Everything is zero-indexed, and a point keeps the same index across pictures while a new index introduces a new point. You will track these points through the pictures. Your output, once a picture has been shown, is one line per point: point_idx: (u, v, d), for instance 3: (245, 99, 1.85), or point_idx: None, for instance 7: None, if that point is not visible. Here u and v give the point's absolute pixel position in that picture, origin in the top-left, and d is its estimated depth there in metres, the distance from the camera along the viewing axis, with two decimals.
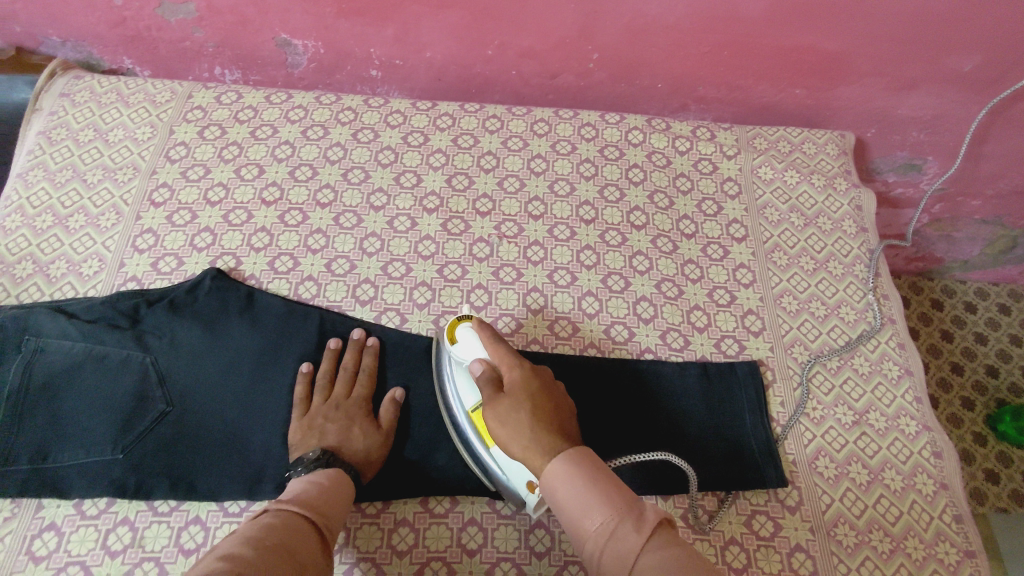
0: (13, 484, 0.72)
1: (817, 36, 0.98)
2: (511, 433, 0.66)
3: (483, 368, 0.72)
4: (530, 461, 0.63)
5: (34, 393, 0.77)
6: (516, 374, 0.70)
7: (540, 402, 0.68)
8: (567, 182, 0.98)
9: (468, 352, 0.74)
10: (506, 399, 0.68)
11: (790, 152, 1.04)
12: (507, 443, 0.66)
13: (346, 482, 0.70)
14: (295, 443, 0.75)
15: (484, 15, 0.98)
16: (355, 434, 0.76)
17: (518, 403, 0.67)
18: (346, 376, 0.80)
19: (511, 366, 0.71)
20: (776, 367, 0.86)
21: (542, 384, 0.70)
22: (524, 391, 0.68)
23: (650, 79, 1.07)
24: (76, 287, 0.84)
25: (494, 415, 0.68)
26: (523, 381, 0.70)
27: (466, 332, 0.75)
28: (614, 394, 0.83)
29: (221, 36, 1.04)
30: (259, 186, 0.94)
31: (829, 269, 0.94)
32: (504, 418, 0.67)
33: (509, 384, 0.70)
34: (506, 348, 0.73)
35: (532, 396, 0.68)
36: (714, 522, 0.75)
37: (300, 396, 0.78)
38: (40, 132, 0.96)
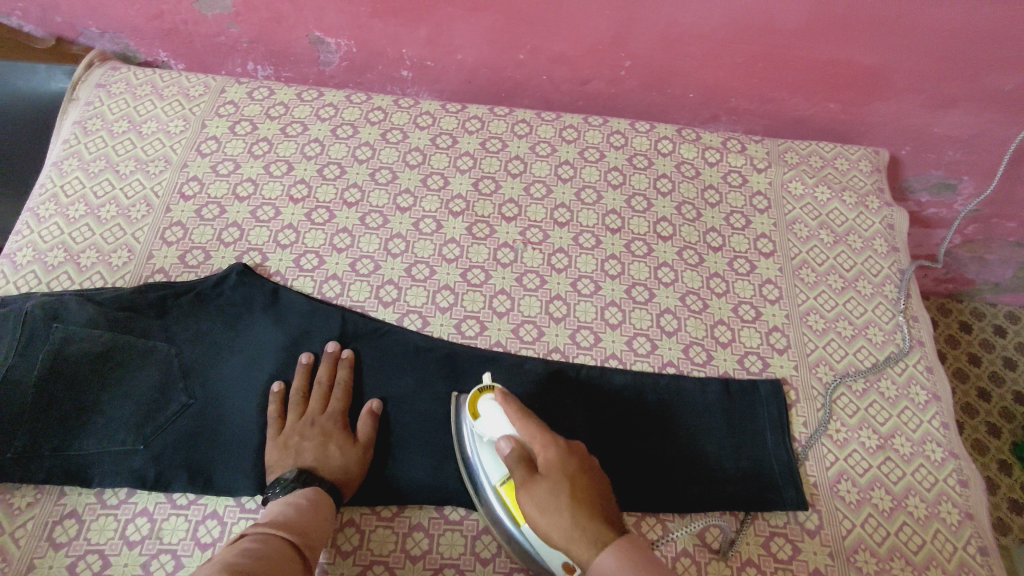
0: (37, 471, 0.72)
1: (855, 50, 0.96)
2: (552, 522, 0.60)
3: (511, 446, 0.66)
4: (575, 551, 0.59)
5: (60, 380, 0.77)
6: (551, 453, 0.65)
7: (581, 486, 0.62)
8: (594, 190, 0.98)
9: (492, 425, 0.70)
10: (543, 483, 0.62)
11: (822, 168, 1.03)
12: (548, 532, 0.61)
13: (324, 501, 0.69)
14: (272, 463, 0.74)
15: (517, 19, 0.98)
16: (332, 450, 0.75)
17: (557, 487, 0.61)
18: (319, 391, 0.79)
19: (544, 445, 0.65)
20: (799, 386, 0.85)
21: (580, 464, 0.65)
22: (562, 473, 0.63)
23: (682, 89, 1.06)
24: (105, 276, 0.85)
25: (530, 500, 0.62)
26: (560, 462, 0.64)
27: (489, 405, 0.71)
28: (634, 421, 0.81)
29: (255, 32, 1.04)
30: (287, 183, 0.94)
31: (858, 288, 0.93)
32: (543, 505, 0.61)
33: (544, 464, 0.64)
34: (537, 422, 0.68)
35: (571, 479, 0.63)
36: (733, 545, 0.74)
37: (274, 415, 0.77)
38: (76, 122, 0.97)
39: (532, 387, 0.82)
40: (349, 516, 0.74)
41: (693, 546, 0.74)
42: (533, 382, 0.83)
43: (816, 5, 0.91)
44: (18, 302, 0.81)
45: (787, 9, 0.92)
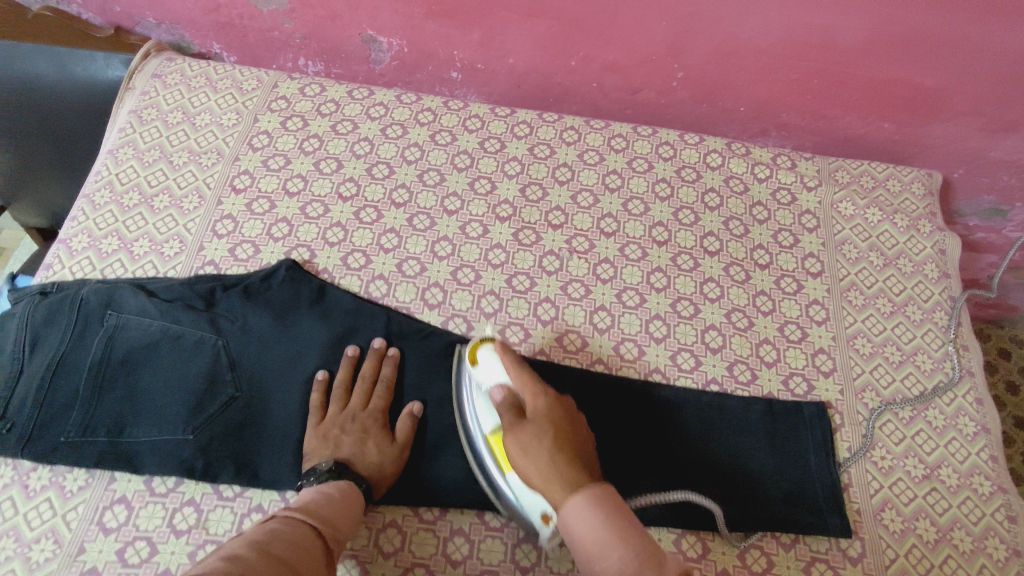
0: (88, 456, 0.73)
1: (915, 71, 0.95)
2: (532, 464, 0.65)
3: (503, 394, 0.72)
4: (550, 494, 0.63)
5: (114, 367, 0.78)
6: (540, 403, 0.70)
7: (563, 434, 0.67)
8: (641, 202, 0.97)
9: (489, 374, 0.74)
10: (530, 429, 0.67)
11: (873, 189, 1.01)
12: (527, 473, 0.66)
13: (355, 495, 0.70)
14: (310, 452, 0.75)
15: (573, 26, 0.97)
16: (369, 446, 0.76)
17: (541, 432, 0.67)
18: (363, 385, 0.80)
19: (534, 394, 0.71)
20: (844, 410, 0.84)
21: (565, 414, 0.70)
22: (548, 421, 0.68)
23: (733, 101, 1.05)
24: (157, 265, 0.86)
25: (515, 442, 0.68)
26: (546, 410, 0.69)
27: (488, 355, 0.75)
28: (642, 416, 0.82)
29: (309, 28, 1.05)
30: (336, 180, 0.95)
31: (907, 313, 0.91)
32: (526, 447, 0.66)
33: (533, 412, 0.69)
34: (528, 373, 0.73)
35: (555, 426, 0.68)
36: (751, 541, 0.75)
37: (316, 404, 0.78)
38: (131, 111, 0.98)
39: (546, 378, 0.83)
40: (391, 517, 0.74)
41: (733, 566, 0.74)
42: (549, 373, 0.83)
43: (879, 24, 0.90)
44: (73, 288, 0.82)
45: (848, 27, 0.91)
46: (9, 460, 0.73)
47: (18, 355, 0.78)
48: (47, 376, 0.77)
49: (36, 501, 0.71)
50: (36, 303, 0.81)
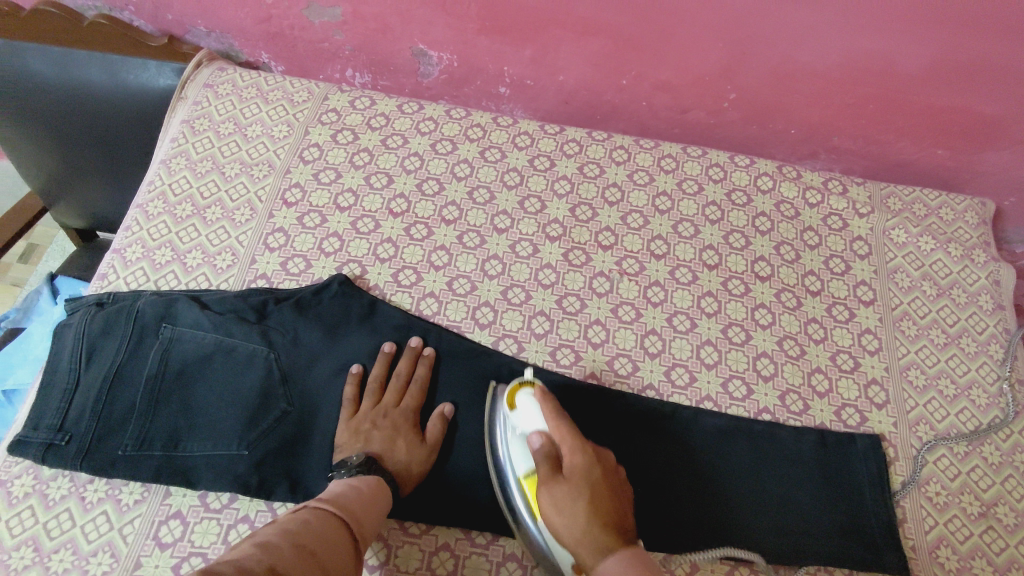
0: (145, 469, 0.74)
1: (975, 99, 0.94)
2: (564, 524, 0.64)
3: (541, 443, 0.68)
4: (580, 556, 0.63)
5: (169, 379, 0.78)
6: (579, 460, 0.67)
7: (600, 494, 0.65)
8: (691, 224, 0.96)
9: (526, 419, 0.72)
10: (565, 488, 0.65)
11: (926, 216, 1.00)
12: (559, 531, 0.65)
13: (383, 493, 0.69)
14: (341, 445, 0.76)
15: (627, 45, 0.97)
16: (399, 445, 0.76)
17: (577, 493, 0.65)
18: (397, 384, 0.81)
19: (572, 449, 0.68)
20: (898, 444, 0.83)
21: (604, 473, 0.67)
22: (584, 481, 0.66)
23: (784, 124, 1.04)
24: (210, 278, 0.87)
25: (548, 498, 0.66)
26: (585, 469, 0.66)
27: (526, 399, 0.73)
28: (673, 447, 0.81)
29: (359, 41, 1.05)
30: (387, 196, 0.95)
31: (961, 345, 0.90)
32: (560, 504, 0.65)
33: (569, 469, 0.67)
34: (569, 424, 0.70)
35: (593, 487, 0.65)
36: None
37: (350, 397, 0.79)
38: (184, 121, 0.99)
39: (594, 403, 0.82)
40: (444, 539, 0.74)
41: None
42: (597, 397, 0.83)
43: (943, 51, 0.89)
44: (129, 301, 0.82)
45: (909, 53, 0.90)
46: (66, 471, 0.74)
47: (74, 365, 0.79)
48: (104, 387, 0.77)
49: (94, 513, 0.72)
50: (93, 314, 0.81)
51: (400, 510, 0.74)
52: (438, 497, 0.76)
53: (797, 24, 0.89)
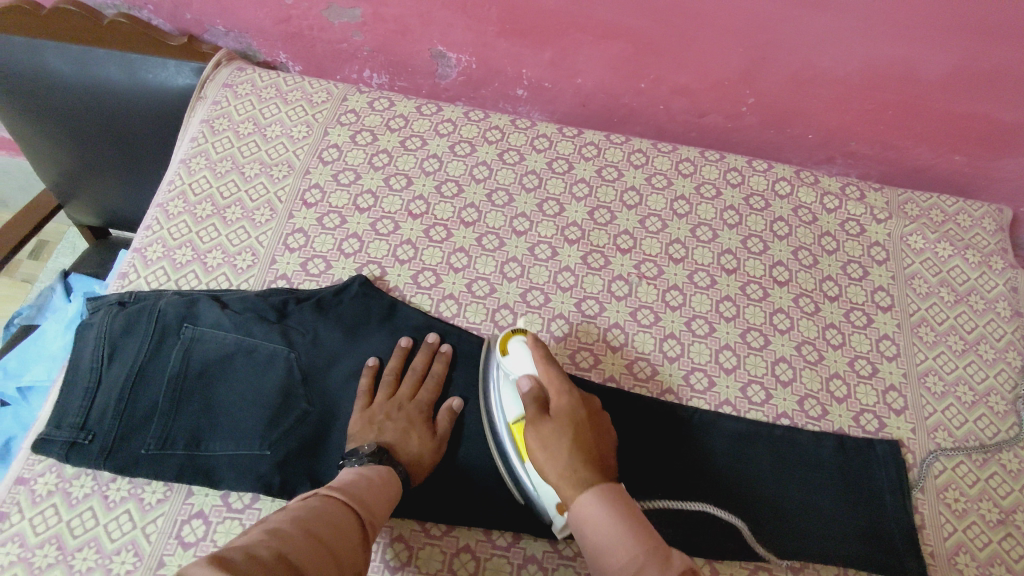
0: (168, 469, 0.74)
1: (995, 107, 0.94)
2: (549, 459, 0.67)
3: (529, 386, 0.73)
4: (562, 488, 0.65)
5: (192, 379, 0.78)
6: (565, 400, 0.71)
7: (584, 433, 0.69)
8: (709, 228, 0.97)
9: (518, 365, 0.76)
10: (551, 425, 0.69)
11: (943, 223, 1.00)
12: (544, 467, 0.67)
13: (393, 484, 0.68)
14: (353, 435, 0.75)
15: (647, 49, 0.97)
16: (412, 436, 0.75)
17: (562, 430, 0.68)
18: (412, 378, 0.81)
19: (559, 391, 0.72)
20: (916, 450, 0.83)
21: (589, 414, 0.71)
22: (569, 419, 0.69)
23: (802, 128, 1.05)
24: (230, 278, 0.87)
25: (535, 437, 0.69)
26: (570, 409, 0.70)
27: (518, 346, 0.77)
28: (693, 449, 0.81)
29: (378, 42, 1.05)
30: (406, 197, 0.95)
31: (979, 352, 0.90)
32: (545, 442, 0.68)
33: (556, 410, 0.70)
34: (557, 369, 0.74)
35: (577, 425, 0.69)
36: None
37: (364, 389, 0.79)
38: (203, 121, 0.99)
39: (612, 403, 0.83)
40: (465, 541, 0.74)
41: None
42: (615, 398, 0.83)
43: (965, 59, 0.89)
44: (151, 300, 0.83)
45: (931, 60, 0.90)
46: (89, 470, 0.74)
47: (97, 363, 0.79)
48: (127, 386, 0.77)
49: (117, 512, 0.72)
50: (114, 313, 0.81)
51: (422, 510, 0.75)
52: (459, 498, 0.76)
53: (819, 29, 0.89)
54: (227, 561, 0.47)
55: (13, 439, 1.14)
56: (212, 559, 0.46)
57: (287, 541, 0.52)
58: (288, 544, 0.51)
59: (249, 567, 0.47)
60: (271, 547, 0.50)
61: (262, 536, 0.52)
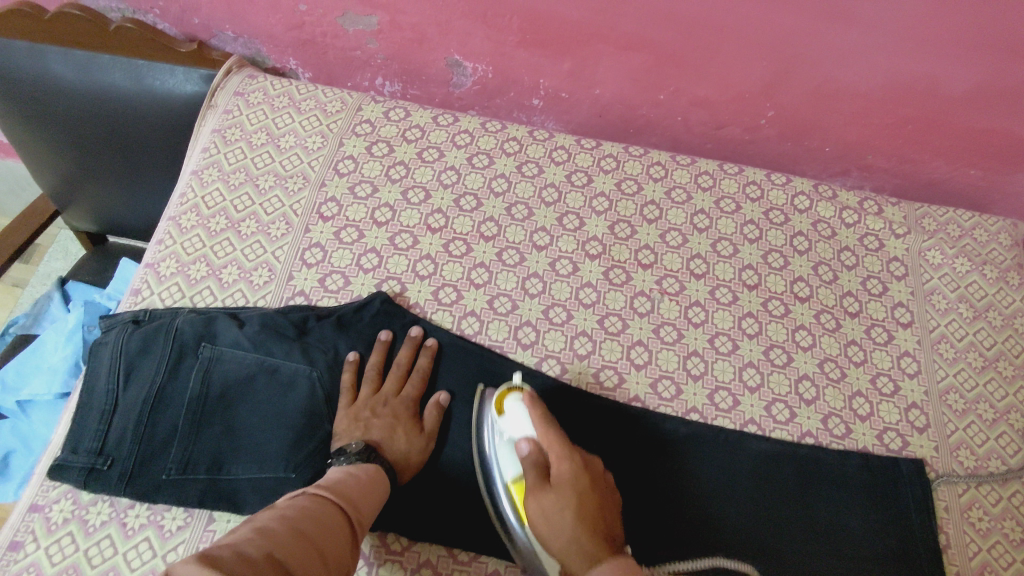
0: (190, 494, 0.72)
1: (1016, 122, 0.95)
2: (552, 530, 0.65)
3: (529, 450, 0.70)
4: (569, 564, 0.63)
5: (212, 401, 0.76)
6: (565, 467, 0.68)
7: (588, 504, 0.66)
8: (730, 243, 0.96)
9: (515, 425, 0.73)
10: (553, 497, 0.66)
11: (960, 238, 1.00)
12: (548, 539, 0.66)
13: (382, 481, 0.69)
14: (340, 432, 0.75)
15: (669, 61, 0.96)
16: (399, 433, 0.76)
17: (564, 502, 0.66)
18: (395, 373, 0.81)
19: (559, 457, 0.69)
20: (940, 468, 0.83)
21: (592, 482, 0.68)
22: (571, 489, 0.67)
23: (819, 141, 1.04)
24: (246, 295, 0.85)
25: (536, 506, 0.67)
26: (572, 478, 0.67)
27: (514, 404, 0.74)
28: (719, 470, 0.81)
29: (393, 50, 1.03)
30: (425, 211, 0.93)
31: (999, 369, 0.90)
32: (547, 512, 0.66)
33: (557, 477, 0.68)
34: (556, 431, 0.71)
35: (580, 495, 0.66)
36: None
37: (348, 384, 0.79)
38: (215, 131, 0.97)
39: (631, 430, 0.82)
40: (493, 566, 0.73)
41: None
42: (636, 425, 0.82)
43: (988, 75, 0.89)
44: (167, 318, 0.81)
45: (953, 76, 0.90)
46: (107, 496, 0.72)
47: (113, 385, 0.77)
48: (145, 409, 0.75)
49: (136, 539, 0.70)
50: (130, 331, 0.79)
51: (449, 536, 0.74)
52: (484, 525, 0.75)
53: (842, 46, 0.89)
54: (216, 562, 0.45)
55: (12, 455, 1.09)
56: (202, 560, 0.45)
57: (278, 540, 0.50)
58: (280, 544, 0.50)
59: (240, 569, 0.45)
60: (263, 545, 0.49)
61: (252, 534, 0.51)
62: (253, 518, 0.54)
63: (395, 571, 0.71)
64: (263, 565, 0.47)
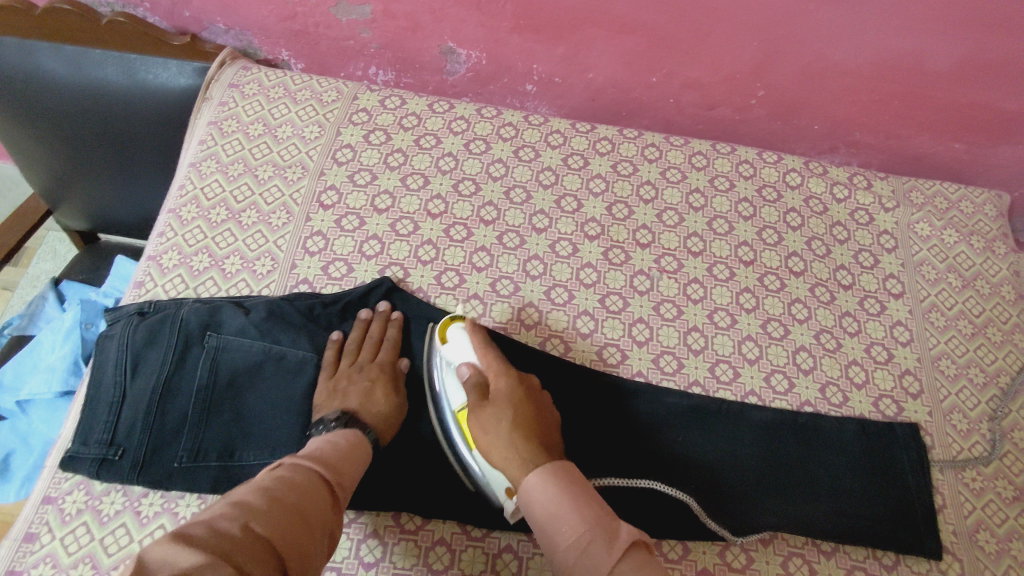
0: (204, 481, 0.73)
1: (998, 96, 0.97)
2: (492, 441, 0.71)
3: (470, 371, 0.77)
4: (509, 469, 0.69)
5: (221, 389, 0.77)
6: (502, 383, 0.76)
7: (524, 412, 0.73)
8: (725, 221, 0.98)
9: (457, 351, 0.79)
10: (490, 409, 0.73)
11: (947, 210, 1.03)
12: (488, 450, 0.72)
13: (362, 446, 0.70)
14: (321, 403, 0.77)
15: (661, 43, 0.97)
16: (377, 397, 0.78)
17: (500, 412, 0.73)
18: (370, 344, 0.83)
19: (496, 374, 0.76)
20: (934, 432, 0.86)
21: (526, 394, 0.75)
22: (507, 401, 0.74)
23: (808, 119, 1.06)
24: (250, 284, 0.85)
25: (476, 421, 0.74)
26: (507, 391, 0.75)
27: (456, 333, 0.80)
28: (726, 440, 0.83)
29: (387, 38, 1.03)
30: (424, 197, 0.94)
31: (988, 335, 0.93)
32: (486, 426, 0.73)
33: (495, 393, 0.75)
34: (494, 353, 0.78)
35: (515, 405, 0.73)
36: (858, 560, 0.77)
37: (329, 359, 0.81)
38: (211, 123, 0.97)
39: (611, 401, 0.84)
40: (506, 541, 0.74)
41: None
42: (631, 397, 0.84)
43: (971, 51, 0.91)
44: (172, 309, 0.81)
45: (939, 52, 0.92)
46: (119, 486, 0.72)
47: (120, 378, 0.77)
48: (154, 398, 0.75)
49: (150, 527, 0.71)
50: (136, 324, 0.80)
51: (460, 513, 0.75)
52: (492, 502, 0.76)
53: (832, 25, 0.91)
54: (193, 540, 0.47)
55: (12, 455, 1.09)
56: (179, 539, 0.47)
57: (257, 512, 0.52)
58: (257, 516, 0.52)
59: (221, 549, 0.47)
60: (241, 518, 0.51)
61: (230, 508, 0.52)
62: (232, 491, 0.56)
63: (410, 549, 0.73)
64: (243, 542, 0.49)
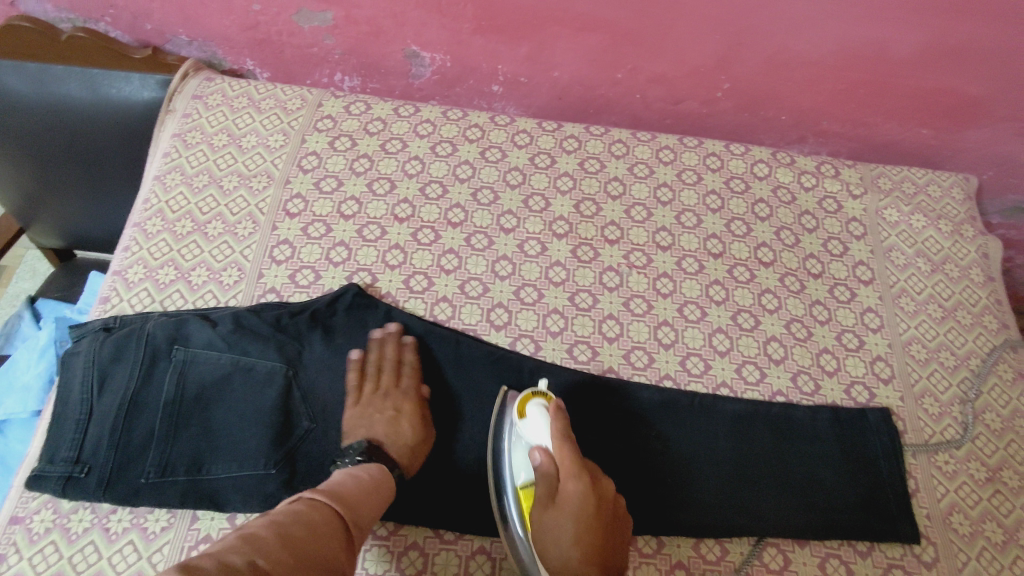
0: (173, 495, 0.73)
1: (960, 81, 0.98)
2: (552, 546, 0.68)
3: (541, 461, 0.69)
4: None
5: (188, 403, 0.77)
6: (572, 487, 0.68)
7: (590, 523, 0.67)
8: (693, 214, 0.98)
9: (534, 433, 0.72)
10: (556, 512, 0.68)
11: (915, 195, 1.03)
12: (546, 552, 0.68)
13: (387, 482, 0.69)
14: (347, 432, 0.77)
15: (624, 39, 0.97)
16: (402, 427, 0.77)
17: (567, 522, 0.68)
18: (390, 368, 0.81)
19: (569, 476, 0.69)
20: (906, 417, 0.86)
21: (597, 505, 0.68)
22: (574, 513, 0.68)
23: (775, 111, 1.07)
24: (217, 295, 0.85)
25: (538, 516, 0.69)
26: (578, 499, 0.68)
27: (537, 412, 0.73)
28: (699, 432, 0.83)
29: (350, 44, 1.03)
30: (391, 202, 0.94)
31: (957, 318, 0.94)
32: (546, 526, 0.68)
33: (563, 496, 0.69)
34: (572, 449, 0.71)
35: (582, 518, 0.67)
36: (832, 548, 0.77)
37: (353, 384, 0.80)
38: (175, 135, 0.97)
39: (583, 395, 0.83)
40: (480, 543, 0.75)
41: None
42: (603, 393, 0.84)
43: (932, 36, 0.92)
44: (138, 324, 0.81)
45: (900, 39, 0.93)
46: (87, 503, 0.72)
47: (86, 395, 0.77)
48: (120, 415, 0.75)
49: (119, 544, 0.70)
50: (101, 340, 0.79)
51: (433, 517, 0.75)
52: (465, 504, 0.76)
53: (791, 16, 0.91)
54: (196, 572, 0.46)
55: None
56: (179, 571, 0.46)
57: (264, 548, 0.51)
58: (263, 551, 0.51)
59: None
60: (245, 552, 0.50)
61: (236, 542, 0.51)
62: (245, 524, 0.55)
63: (382, 555, 0.72)
64: None
